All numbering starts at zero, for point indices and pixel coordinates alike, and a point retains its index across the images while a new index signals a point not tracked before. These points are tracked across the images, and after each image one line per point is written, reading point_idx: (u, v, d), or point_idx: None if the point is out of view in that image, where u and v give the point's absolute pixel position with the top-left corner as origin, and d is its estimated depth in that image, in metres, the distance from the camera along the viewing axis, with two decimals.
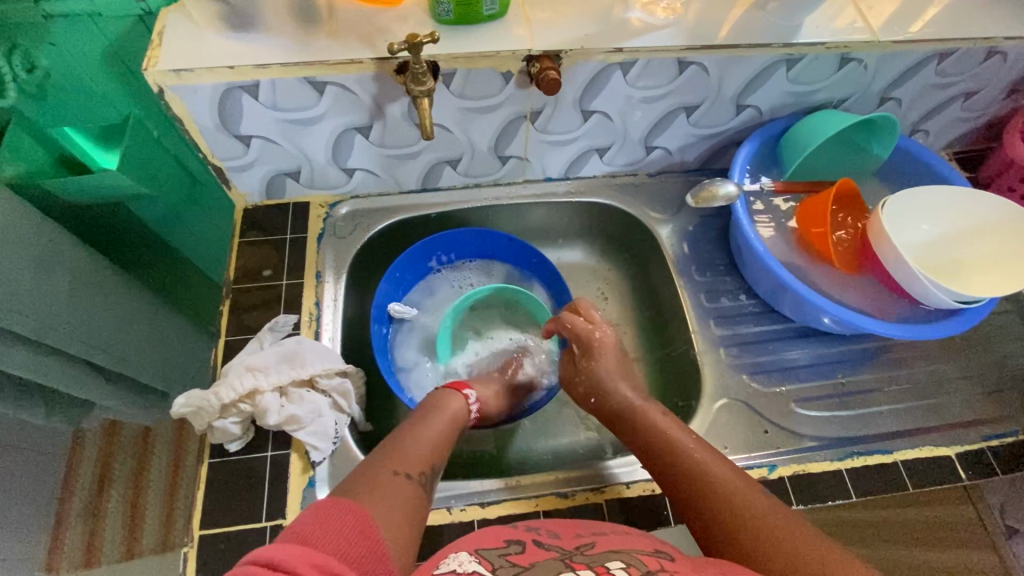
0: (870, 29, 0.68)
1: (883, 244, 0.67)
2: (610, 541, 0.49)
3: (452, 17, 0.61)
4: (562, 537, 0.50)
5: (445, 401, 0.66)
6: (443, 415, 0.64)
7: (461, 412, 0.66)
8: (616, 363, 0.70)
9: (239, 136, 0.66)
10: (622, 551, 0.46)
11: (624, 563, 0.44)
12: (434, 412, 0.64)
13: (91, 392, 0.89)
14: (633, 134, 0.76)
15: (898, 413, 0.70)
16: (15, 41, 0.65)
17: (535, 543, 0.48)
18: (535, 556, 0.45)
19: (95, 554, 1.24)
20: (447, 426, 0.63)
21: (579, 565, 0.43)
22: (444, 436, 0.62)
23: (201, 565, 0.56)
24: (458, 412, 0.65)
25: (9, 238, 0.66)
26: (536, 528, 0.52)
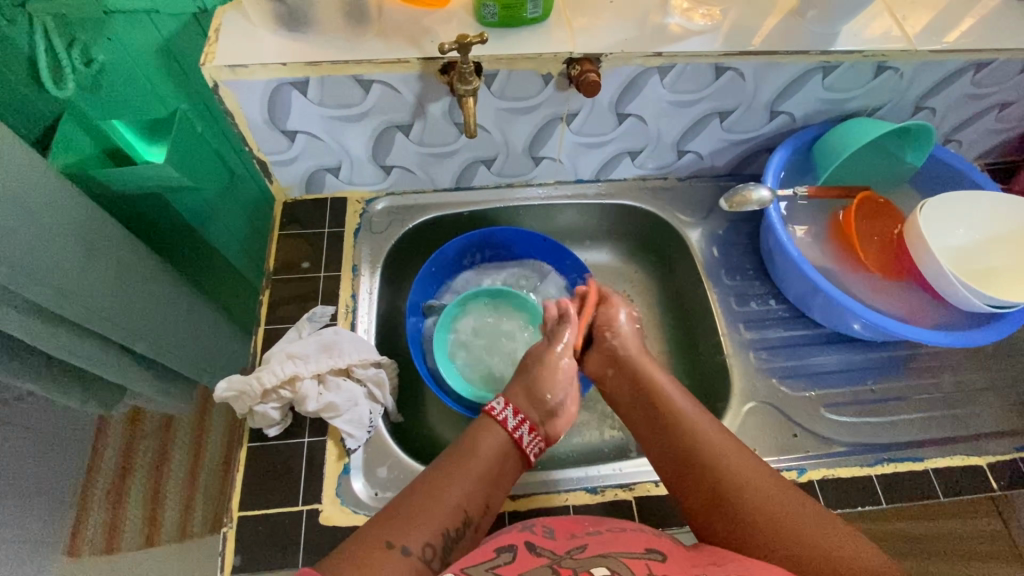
0: (907, 37, 0.68)
1: (918, 247, 0.68)
2: (601, 542, 0.50)
3: (497, 19, 0.63)
4: (555, 539, 0.51)
5: (477, 445, 0.57)
6: (469, 465, 0.55)
7: (492, 458, 0.57)
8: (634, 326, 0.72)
9: (285, 131, 0.68)
10: (609, 556, 0.47)
11: (609, 569, 0.44)
12: (465, 461, 0.56)
13: (128, 377, 0.92)
14: (666, 138, 0.77)
15: (929, 421, 0.70)
16: (74, 35, 0.68)
17: (527, 548, 0.49)
18: (525, 565, 0.46)
19: (116, 540, 1.24)
20: (471, 480, 0.54)
21: (565, 571, 0.45)
22: (467, 494, 0.53)
23: (240, 544, 0.57)
24: (489, 456, 0.57)
25: (64, 221, 0.68)
26: (531, 528, 0.53)
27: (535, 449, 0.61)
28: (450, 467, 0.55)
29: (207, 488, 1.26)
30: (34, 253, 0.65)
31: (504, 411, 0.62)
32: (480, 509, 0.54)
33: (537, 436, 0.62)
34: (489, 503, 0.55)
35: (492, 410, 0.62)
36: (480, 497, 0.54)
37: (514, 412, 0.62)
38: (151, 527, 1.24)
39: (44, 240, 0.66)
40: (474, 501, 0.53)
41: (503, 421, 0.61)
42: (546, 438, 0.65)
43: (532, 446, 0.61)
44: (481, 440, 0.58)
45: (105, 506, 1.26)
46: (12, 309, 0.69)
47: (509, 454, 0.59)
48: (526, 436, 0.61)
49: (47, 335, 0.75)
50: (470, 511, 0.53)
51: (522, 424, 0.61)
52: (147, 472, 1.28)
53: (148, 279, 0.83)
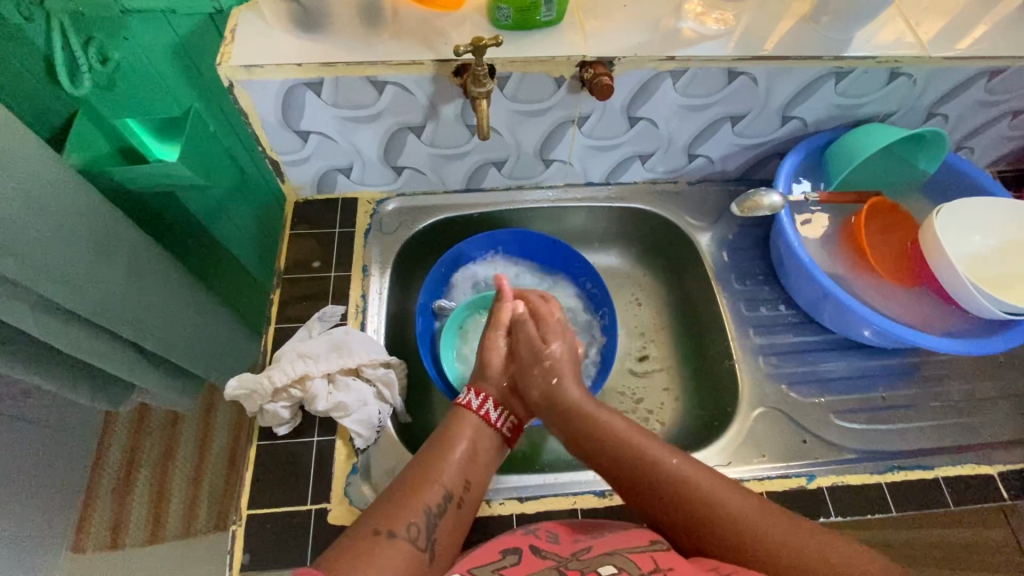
0: (920, 44, 0.68)
1: (934, 254, 0.68)
2: (606, 543, 0.51)
3: (511, 22, 0.63)
4: (560, 542, 0.52)
5: (456, 429, 0.58)
6: (445, 450, 0.56)
7: (471, 438, 0.58)
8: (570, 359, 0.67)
9: (299, 131, 0.68)
10: (615, 552, 0.48)
11: (616, 568, 0.45)
12: (443, 445, 0.57)
13: (137, 374, 0.92)
14: (678, 141, 0.77)
15: (940, 429, 0.69)
16: (91, 34, 0.68)
17: (532, 550, 0.50)
18: (531, 566, 0.47)
19: (120, 536, 1.24)
20: (450, 461, 0.55)
21: (573, 573, 0.45)
22: (446, 473, 0.54)
23: (249, 542, 0.58)
24: (468, 437, 0.58)
25: (77, 218, 0.69)
26: (534, 531, 0.54)
27: (507, 423, 0.62)
28: (431, 454, 0.56)
29: (212, 486, 1.27)
30: (48, 250, 0.66)
31: (467, 394, 0.63)
32: (463, 485, 0.55)
33: (505, 410, 0.63)
34: (471, 480, 0.56)
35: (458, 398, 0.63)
36: (461, 475, 0.55)
37: (476, 392, 0.63)
38: (156, 523, 1.24)
39: (58, 236, 0.66)
40: (454, 478, 0.54)
41: (468, 404, 0.62)
42: (517, 414, 0.66)
43: (502, 421, 0.62)
44: (457, 425, 0.59)
45: (110, 502, 1.26)
46: (25, 305, 0.70)
47: (486, 430, 0.60)
48: (493, 412, 0.62)
49: (59, 331, 0.75)
50: (452, 487, 0.54)
51: (486, 400, 0.62)
52: (153, 469, 1.28)
53: (159, 277, 0.84)
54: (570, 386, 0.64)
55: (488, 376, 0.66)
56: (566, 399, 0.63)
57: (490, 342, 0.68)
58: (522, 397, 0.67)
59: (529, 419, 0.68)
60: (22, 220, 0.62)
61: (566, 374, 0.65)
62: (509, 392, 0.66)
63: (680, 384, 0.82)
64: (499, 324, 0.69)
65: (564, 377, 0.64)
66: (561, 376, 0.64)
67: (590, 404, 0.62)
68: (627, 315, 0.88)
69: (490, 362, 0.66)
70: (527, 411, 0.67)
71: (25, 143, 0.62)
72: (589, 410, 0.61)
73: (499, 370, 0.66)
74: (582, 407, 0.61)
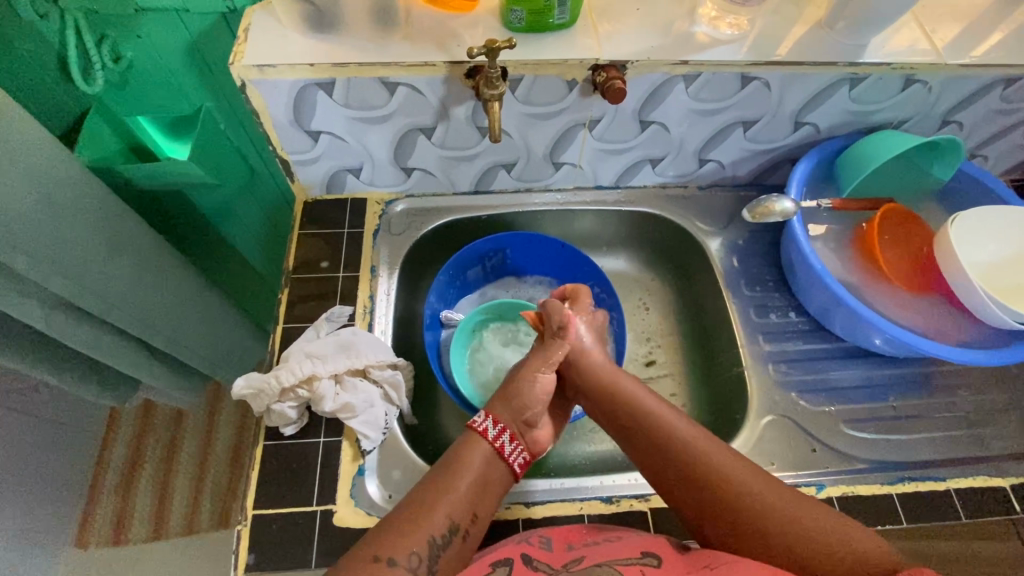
0: (936, 50, 0.67)
1: (949, 262, 0.67)
2: (598, 551, 0.51)
3: (524, 24, 0.63)
4: (553, 550, 0.53)
5: (467, 459, 0.57)
6: (454, 481, 0.55)
7: (482, 470, 0.57)
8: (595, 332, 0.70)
9: (309, 131, 0.68)
10: (605, 565, 0.49)
11: None
12: (452, 476, 0.55)
13: (143, 371, 0.92)
14: (688, 146, 0.77)
15: (951, 440, 0.69)
16: (105, 32, 0.68)
17: (524, 560, 0.51)
18: None
19: (123, 532, 1.24)
20: (458, 494, 0.54)
21: None
22: (453, 506, 0.53)
23: (253, 543, 0.57)
24: (479, 468, 0.57)
25: (88, 215, 0.69)
26: (527, 539, 0.55)
27: (519, 458, 0.60)
28: (439, 480, 0.55)
29: (215, 484, 1.27)
30: (58, 247, 0.66)
31: (484, 421, 0.61)
32: (469, 517, 0.54)
33: (521, 445, 0.61)
34: (478, 512, 0.55)
35: (474, 424, 0.61)
36: (467, 508, 0.54)
37: (494, 420, 0.62)
38: (159, 519, 1.24)
39: (68, 234, 0.66)
40: (460, 510, 0.53)
41: (484, 433, 0.60)
42: (530, 449, 0.63)
43: (515, 456, 0.60)
44: (468, 454, 0.58)
45: (113, 498, 1.27)
46: (35, 301, 0.70)
47: (500, 463, 0.58)
48: (508, 445, 0.60)
49: (67, 328, 0.75)
50: (458, 519, 0.53)
51: (503, 432, 0.61)
52: (156, 466, 1.29)
53: (168, 275, 0.84)
54: (593, 353, 0.67)
55: (515, 409, 0.63)
56: (588, 362, 0.67)
57: (532, 378, 0.65)
58: (544, 426, 0.65)
59: (545, 450, 0.65)
60: (32, 217, 0.62)
61: (585, 342, 0.68)
62: (529, 425, 0.63)
63: (688, 390, 0.81)
64: (545, 363, 0.66)
65: (587, 342, 0.68)
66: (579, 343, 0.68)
67: (611, 368, 0.66)
68: (635, 320, 0.88)
69: (525, 394, 0.64)
70: (544, 445, 0.65)
71: (36, 141, 0.62)
72: (610, 372, 0.65)
73: (538, 406, 0.64)
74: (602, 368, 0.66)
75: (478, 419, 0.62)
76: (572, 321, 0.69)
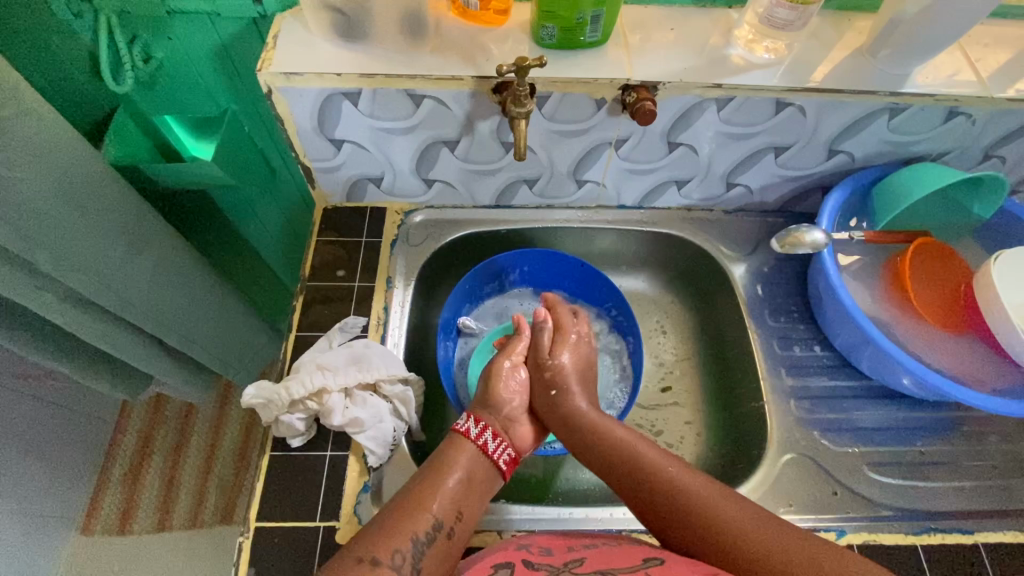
0: (982, 82, 0.64)
1: (990, 304, 0.64)
2: (599, 557, 0.50)
3: (555, 41, 0.62)
4: (553, 555, 0.51)
5: (450, 456, 0.56)
6: (436, 479, 0.53)
7: (466, 466, 0.56)
8: (580, 373, 0.68)
9: (333, 140, 0.68)
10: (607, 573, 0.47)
11: None
12: (434, 474, 0.54)
13: (155, 367, 0.92)
14: (716, 169, 0.75)
15: (982, 491, 0.65)
16: (136, 32, 0.69)
17: (524, 564, 0.49)
18: None
19: (128, 521, 1.25)
20: (442, 492, 0.53)
21: None
22: (438, 503, 0.52)
23: (254, 556, 0.56)
24: (463, 465, 0.56)
25: (108, 213, 0.69)
26: (526, 545, 0.52)
27: (504, 455, 0.59)
28: (423, 479, 0.54)
29: (222, 478, 1.27)
30: (80, 245, 0.66)
31: (466, 422, 0.60)
32: (454, 515, 0.52)
33: (505, 442, 0.60)
34: (463, 510, 0.53)
35: (456, 424, 0.60)
36: (452, 505, 0.52)
37: (475, 420, 0.60)
38: (164, 511, 1.25)
39: (89, 231, 0.67)
40: (444, 507, 0.52)
41: (465, 433, 0.59)
42: (514, 447, 0.62)
43: (499, 453, 0.59)
44: (452, 454, 0.57)
45: (121, 487, 1.27)
46: (55, 297, 0.70)
47: (482, 457, 0.57)
48: (492, 442, 0.59)
49: (85, 323, 0.76)
50: (443, 516, 0.51)
51: (485, 429, 0.60)
52: (165, 458, 1.29)
53: (183, 274, 0.84)
54: (575, 397, 0.64)
55: (491, 406, 0.63)
56: (570, 412, 0.63)
57: (502, 372, 0.67)
58: (525, 424, 0.65)
59: (530, 450, 0.64)
60: (56, 215, 0.62)
61: (568, 385, 0.65)
62: (510, 421, 0.63)
63: (703, 419, 0.79)
64: (516, 359, 0.69)
65: (566, 384, 0.65)
66: (561, 388, 0.65)
67: (594, 415, 0.63)
68: (651, 343, 0.86)
69: (503, 393, 0.64)
70: (529, 441, 0.64)
71: (63, 139, 0.62)
72: (592, 420, 0.62)
73: (516, 405, 0.65)
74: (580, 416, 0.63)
75: (461, 418, 0.61)
76: (557, 355, 0.68)
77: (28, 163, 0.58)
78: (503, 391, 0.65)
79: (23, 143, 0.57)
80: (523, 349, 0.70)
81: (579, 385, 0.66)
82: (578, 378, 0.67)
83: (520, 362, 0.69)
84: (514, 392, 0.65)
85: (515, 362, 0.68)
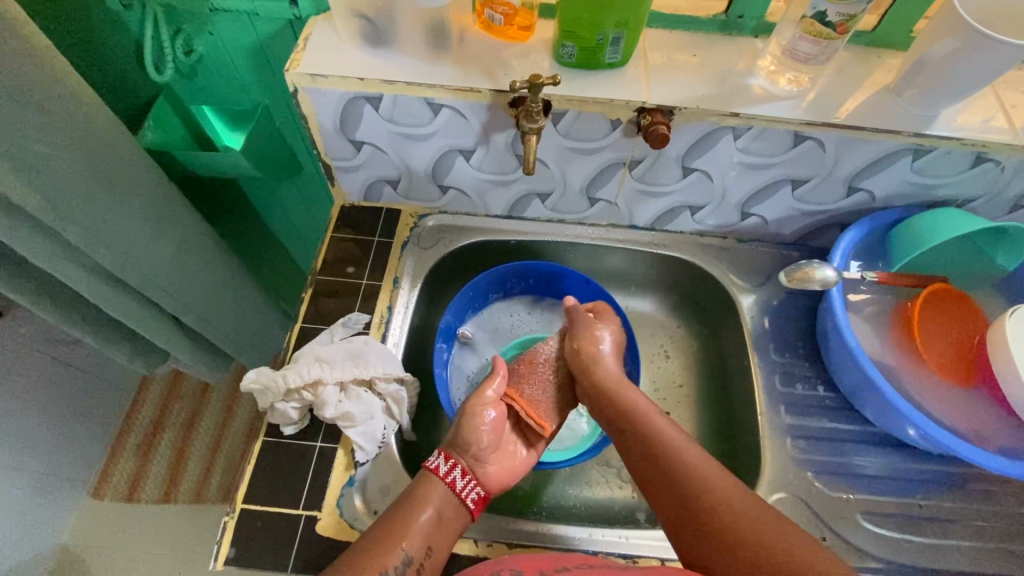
0: (1013, 129, 0.62)
1: (1003, 358, 0.62)
2: None
3: (574, 60, 0.63)
4: None
5: (421, 493, 0.57)
6: (407, 516, 0.54)
7: (439, 503, 0.56)
8: (617, 345, 0.71)
9: (353, 140, 0.70)
10: None
11: None
12: (405, 511, 0.55)
13: (172, 344, 0.96)
14: (731, 198, 0.74)
15: (980, 552, 0.62)
16: (180, 26, 0.72)
17: None
18: None
19: (137, 490, 1.28)
20: (412, 527, 0.53)
21: None
22: (408, 539, 0.53)
23: (236, 537, 0.58)
24: (434, 501, 0.56)
25: (137, 196, 0.72)
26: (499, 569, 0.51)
27: (472, 493, 0.59)
28: (394, 516, 0.55)
29: (228, 457, 1.31)
30: (109, 224, 0.69)
31: (436, 458, 0.60)
32: (424, 551, 0.53)
33: (473, 480, 0.60)
34: (433, 547, 0.54)
35: (428, 462, 0.61)
36: (422, 541, 0.53)
37: (445, 457, 0.61)
38: (171, 484, 1.29)
39: (118, 210, 0.70)
40: (414, 542, 0.53)
41: (435, 470, 0.59)
42: (484, 486, 0.61)
43: (467, 491, 0.59)
44: (421, 493, 0.57)
45: (133, 456, 1.31)
46: (83, 271, 0.73)
47: (455, 494, 0.58)
48: (460, 480, 0.59)
49: (109, 296, 0.79)
50: (412, 552, 0.52)
51: (454, 467, 0.60)
52: (177, 432, 1.34)
53: (203, 258, 0.87)
54: (608, 363, 0.68)
55: (460, 444, 0.63)
56: (601, 371, 0.68)
57: (474, 414, 0.65)
58: (495, 463, 0.64)
59: (501, 488, 0.63)
60: (90, 194, 0.65)
61: (606, 353, 0.69)
62: (478, 460, 0.62)
63: (699, 449, 0.78)
64: (486, 403, 0.66)
65: (606, 353, 0.69)
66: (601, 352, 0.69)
67: (621, 378, 0.67)
68: (651, 366, 0.85)
69: (469, 432, 0.63)
70: (498, 481, 0.63)
71: (98, 122, 0.65)
72: (617, 384, 0.66)
73: (484, 442, 0.63)
74: (613, 378, 0.67)
75: (433, 456, 0.61)
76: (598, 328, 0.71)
77: (67, 142, 0.61)
78: (472, 429, 0.63)
79: (64, 124, 0.61)
80: (494, 392, 0.67)
81: (614, 356, 0.70)
82: (614, 352, 0.70)
83: (492, 403, 0.66)
84: (484, 434, 0.63)
85: (484, 405, 0.66)
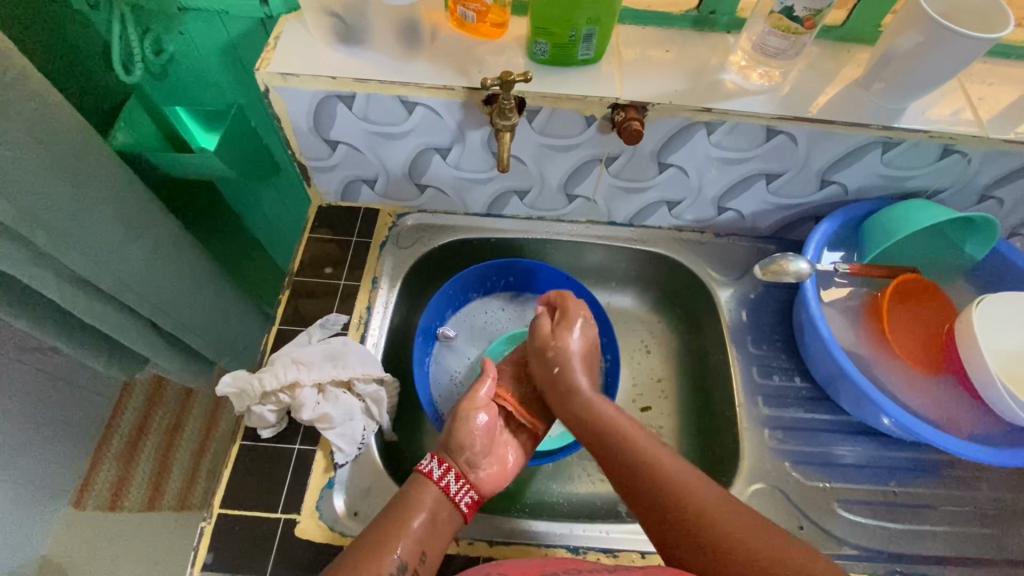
0: (979, 122, 0.63)
1: (970, 348, 0.63)
2: None
3: (548, 57, 0.62)
4: None
5: (416, 497, 0.57)
6: (400, 521, 0.54)
7: (432, 506, 0.56)
8: (585, 354, 0.70)
9: (328, 140, 0.70)
10: None
11: None
12: (398, 514, 0.55)
13: (151, 350, 0.94)
14: (707, 192, 0.75)
15: (953, 537, 0.64)
16: (149, 26, 0.71)
17: None
18: None
19: (119, 499, 1.26)
20: (405, 533, 0.53)
21: None
22: (400, 544, 0.52)
23: (213, 542, 0.58)
24: (428, 504, 0.56)
25: (109, 200, 0.71)
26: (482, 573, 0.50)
27: (465, 497, 0.59)
28: (387, 520, 0.54)
29: (212, 464, 1.29)
30: (80, 230, 0.68)
31: (429, 462, 0.60)
32: (418, 556, 0.53)
33: (467, 484, 0.60)
34: (427, 552, 0.54)
35: (420, 465, 0.60)
36: (416, 546, 0.53)
37: (439, 460, 0.61)
38: (154, 491, 1.27)
39: (89, 216, 0.68)
40: (408, 547, 0.53)
41: (428, 473, 0.59)
42: (477, 489, 0.61)
43: (461, 495, 0.59)
44: (415, 496, 0.57)
45: (115, 464, 1.29)
46: (55, 277, 0.72)
47: (449, 497, 0.58)
48: (453, 484, 0.59)
49: (82, 304, 0.77)
50: (406, 558, 0.52)
51: (448, 471, 0.60)
52: (159, 439, 1.32)
53: (179, 261, 0.85)
54: (576, 376, 0.67)
55: (454, 447, 0.63)
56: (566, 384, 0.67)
57: (467, 417, 0.64)
58: (489, 467, 0.63)
59: (496, 490, 0.63)
60: (59, 200, 0.64)
61: (570, 364, 0.68)
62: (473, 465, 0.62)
63: (679, 443, 0.78)
64: (477, 406, 0.65)
65: (567, 366, 0.68)
66: (563, 366, 0.68)
67: (590, 392, 0.66)
68: (632, 362, 0.86)
69: (460, 435, 0.63)
70: (492, 485, 0.63)
71: (68, 126, 0.64)
72: (587, 398, 0.65)
73: (477, 447, 0.63)
74: (582, 394, 0.66)
75: (425, 457, 0.61)
76: (565, 339, 0.70)
77: (35, 148, 0.60)
78: (465, 433, 0.63)
79: (30, 129, 0.59)
80: (485, 395, 0.67)
81: (582, 365, 0.68)
82: (581, 358, 0.69)
83: (486, 406, 0.66)
84: (478, 438, 0.63)
85: (478, 407, 0.65)
